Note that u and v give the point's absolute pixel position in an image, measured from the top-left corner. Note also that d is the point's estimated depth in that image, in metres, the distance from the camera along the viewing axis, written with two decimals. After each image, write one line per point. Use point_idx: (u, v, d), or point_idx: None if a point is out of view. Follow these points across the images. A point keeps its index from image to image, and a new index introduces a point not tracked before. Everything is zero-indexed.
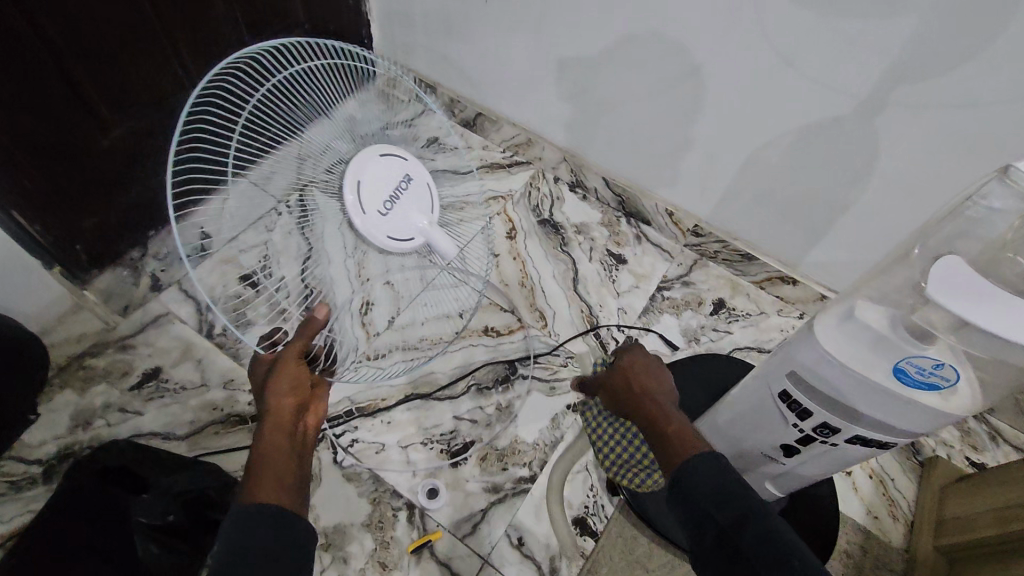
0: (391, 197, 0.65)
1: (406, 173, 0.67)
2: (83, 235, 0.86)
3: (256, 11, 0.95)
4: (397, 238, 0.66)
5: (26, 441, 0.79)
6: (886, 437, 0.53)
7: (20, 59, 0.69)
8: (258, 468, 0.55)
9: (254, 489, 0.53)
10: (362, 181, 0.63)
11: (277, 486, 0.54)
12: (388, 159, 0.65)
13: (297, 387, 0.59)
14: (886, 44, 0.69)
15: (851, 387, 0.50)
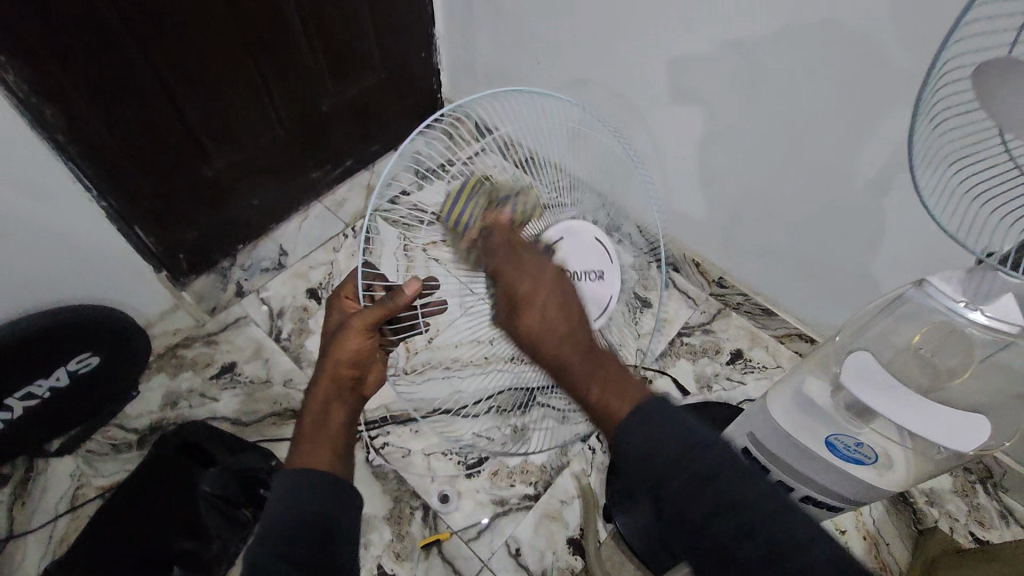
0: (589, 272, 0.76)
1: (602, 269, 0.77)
2: (184, 245, 1.03)
3: (337, 62, 1.10)
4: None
5: (128, 412, 0.97)
6: (833, 501, 0.59)
7: (148, 107, 0.83)
8: (307, 427, 0.64)
9: (306, 454, 0.60)
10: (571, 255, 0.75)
11: (327, 453, 0.61)
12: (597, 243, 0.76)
13: (359, 350, 0.67)
14: (891, 132, 0.74)
15: (803, 457, 0.57)
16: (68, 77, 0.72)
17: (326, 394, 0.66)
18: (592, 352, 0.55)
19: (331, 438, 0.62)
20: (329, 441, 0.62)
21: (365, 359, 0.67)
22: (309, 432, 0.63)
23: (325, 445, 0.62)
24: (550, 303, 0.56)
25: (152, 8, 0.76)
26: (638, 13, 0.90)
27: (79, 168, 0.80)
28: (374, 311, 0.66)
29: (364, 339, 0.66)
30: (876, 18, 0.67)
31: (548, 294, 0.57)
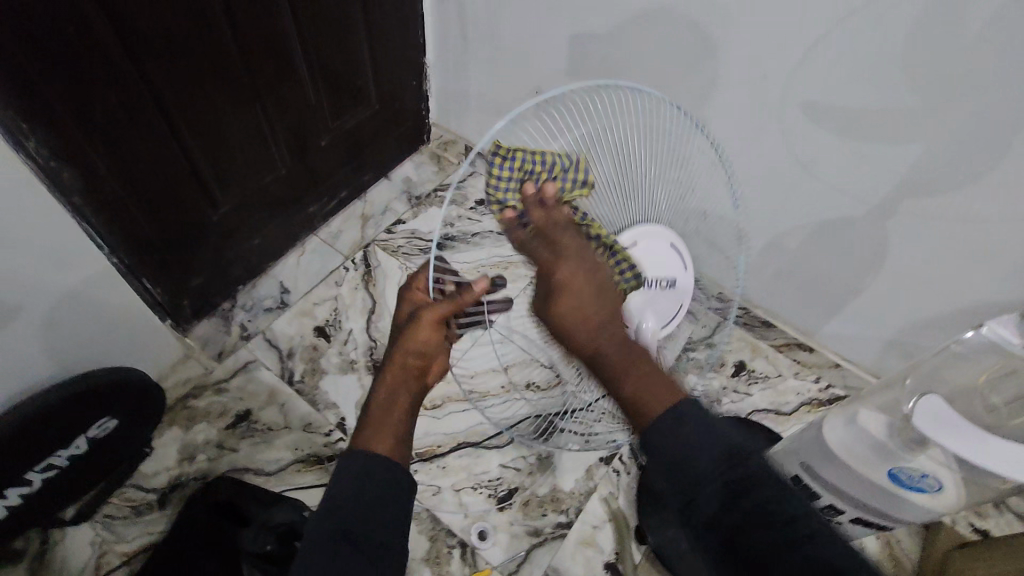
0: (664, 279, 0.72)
1: (674, 278, 0.73)
2: (191, 292, 1.01)
3: (339, 98, 1.09)
4: (631, 317, 0.70)
5: (144, 471, 0.95)
6: (884, 519, 0.65)
7: (156, 154, 0.82)
8: (375, 409, 0.66)
9: (373, 435, 0.63)
10: (644, 244, 0.70)
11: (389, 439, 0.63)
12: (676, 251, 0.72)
13: (428, 341, 0.65)
14: (893, 163, 0.80)
15: (860, 485, 0.62)
16: (89, 141, 0.73)
17: (392, 380, 0.67)
18: (629, 346, 0.61)
19: (394, 427, 0.64)
20: (392, 430, 0.64)
21: (433, 351, 0.66)
22: (373, 417, 0.65)
23: (388, 435, 0.63)
24: (586, 289, 0.62)
25: (170, 67, 0.76)
26: (645, 49, 0.93)
27: (92, 227, 0.80)
28: (443, 304, 0.63)
29: (433, 329, 0.64)
30: (880, 62, 0.73)
31: (586, 283, 0.62)
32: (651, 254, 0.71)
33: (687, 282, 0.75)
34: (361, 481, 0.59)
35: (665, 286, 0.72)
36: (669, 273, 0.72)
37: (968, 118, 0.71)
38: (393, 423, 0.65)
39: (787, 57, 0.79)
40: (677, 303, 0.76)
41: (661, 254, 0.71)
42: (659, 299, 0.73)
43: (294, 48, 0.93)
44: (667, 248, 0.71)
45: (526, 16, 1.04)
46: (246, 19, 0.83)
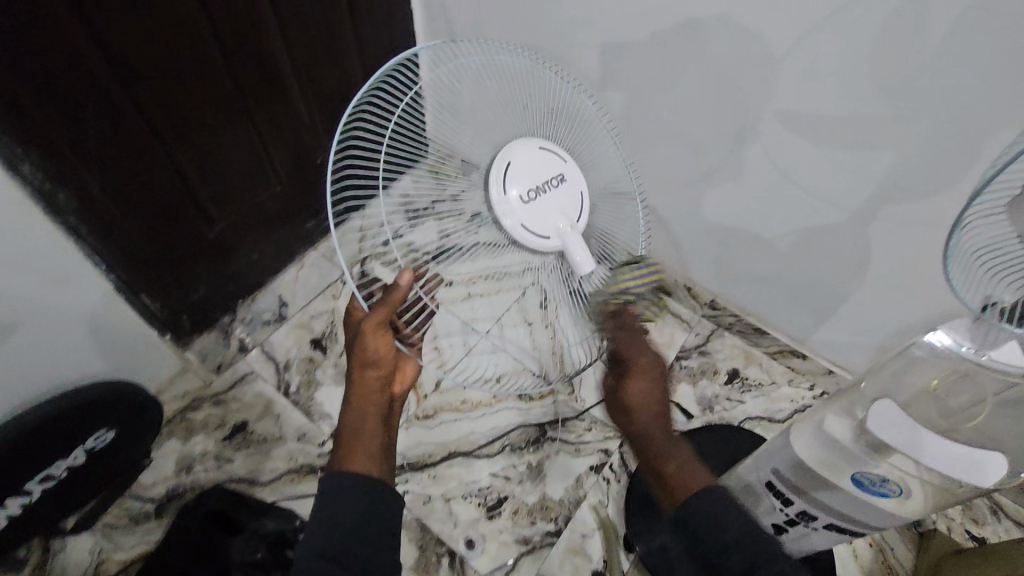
0: (537, 187, 0.66)
1: (561, 174, 0.68)
2: (190, 306, 1.04)
3: (333, 117, 1.13)
4: (530, 230, 0.65)
5: (142, 481, 0.98)
6: (857, 526, 0.65)
7: (150, 173, 0.86)
8: (348, 430, 0.66)
9: (348, 459, 0.64)
10: (508, 159, 0.65)
11: (365, 458, 0.64)
12: (546, 152, 0.67)
13: (381, 351, 0.66)
14: (868, 170, 0.80)
15: (827, 490, 0.64)
16: (81, 162, 0.77)
17: (360, 398, 0.68)
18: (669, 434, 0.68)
19: (369, 441, 0.66)
20: (367, 446, 0.65)
21: (389, 360, 0.67)
22: (347, 440, 0.65)
23: (363, 451, 0.65)
24: (642, 394, 0.68)
25: (160, 91, 0.81)
26: (627, 63, 0.95)
27: (90, 246, 0.83)
28: (379, 311, 0.63)
29: (381, 339, 0.65)
30: (850, 70, 0.74)
31: (644, 390, 0.68)
32: (523, 164, 0.66)
33: (574, 173, 0.70)
34: (340, 496, 0.61)
35: (554, 186, 0.67)
36: (552, 170, 0.67)
37: (938, 126, 0.72)
38: (368, 439, 0.66)
39: (762, 67, 0.81)
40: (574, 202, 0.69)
41: (534, 160, 0.67)
42: (557, 203, 0.67)
43: (285, 70, 0.97)
44: (540, 152, 0.67)
45: (513, 32, 1.07)
46: (235, 45, 0.87)
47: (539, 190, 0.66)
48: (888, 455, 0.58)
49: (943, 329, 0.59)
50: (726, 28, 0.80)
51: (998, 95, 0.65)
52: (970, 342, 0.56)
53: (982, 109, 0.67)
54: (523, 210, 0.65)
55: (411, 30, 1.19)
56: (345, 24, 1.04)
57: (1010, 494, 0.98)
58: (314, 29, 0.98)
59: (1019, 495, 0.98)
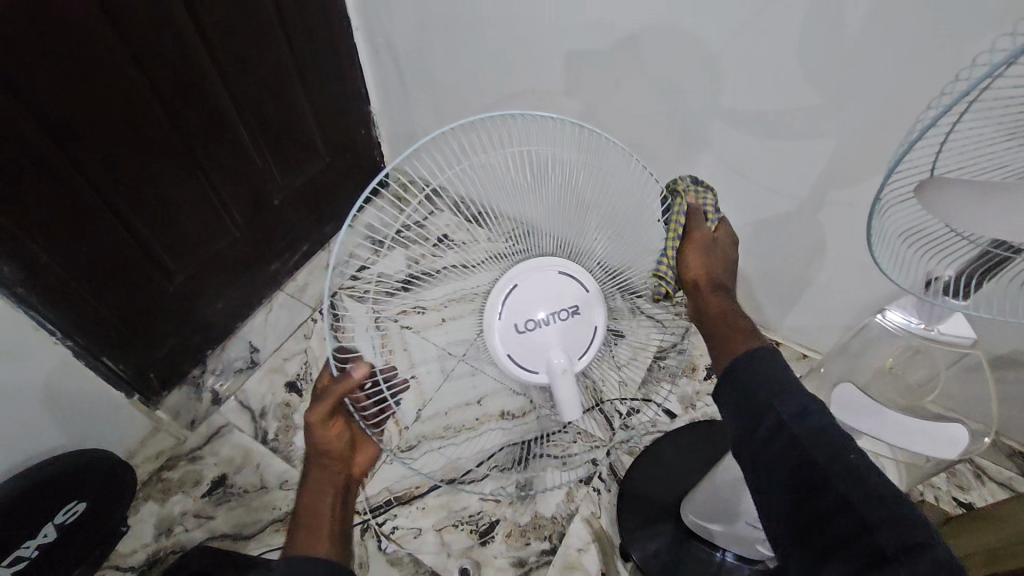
0: (549, 313, 0.65)
1: (576, 303, 0.66)
2: (155, 364, 1.02)
3: (286, 157, 1.12)
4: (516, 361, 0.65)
5: (121, 551, 0.95)
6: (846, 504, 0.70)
7: (95, 233, 0.84)
8: (307, 511, 0.67)
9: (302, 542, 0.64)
10: (514, 283, 0.64)
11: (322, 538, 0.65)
12: (565, 276, 0.65)
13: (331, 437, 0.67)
14: (811, 157, 0.82)
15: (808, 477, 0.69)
16: (25, 232, 0.75)
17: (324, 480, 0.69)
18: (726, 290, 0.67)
19: (326, 528, 0.66)
20: (325, 527, 0.66)
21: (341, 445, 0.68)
22: (303, 523, 0.67)
23: (319, 538, 0.65)
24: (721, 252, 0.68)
25: (100, 151, 0.80)
26: (572, 74, 0.97)
27: (43, 315, 0.81)
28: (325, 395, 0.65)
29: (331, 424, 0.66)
30: (778, 63, 0.76)
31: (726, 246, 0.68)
32: (546, 283, 0.65)
33: (593, 307, 0.67)
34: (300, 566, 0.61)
35: (564, 316, 0.65)
36: (567, 301, 0.66)
37: (868, 109, 0.74)
38: (320, 524, 0.66)
39: (697, 67, 0.83)
40: (594, 325, 0.68)
41: (554, 279, 0.65)
42: (571, 332, 0.66)
43: (231, 115, 0.97)
44: (561, 269, 0.66)
45: (457, 55, 1.08)
46: (175, 95, 0.87)
47: (537, 323, 0.65)
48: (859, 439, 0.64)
49: (891, 309, 0.60)
50: (660, 33, 0.82)
51: (923, 73, 0.68)
52: (918, 318, 0.58)
53: (910, 87, 0.69)
54: (516, 341, 0.65)
55: (356, 62, 1.20)
56: (287, 63, 1.04)
57: (989, 455, 1.00)
58: (254, 70, 0.98)
59: (998, 456, 0.99)
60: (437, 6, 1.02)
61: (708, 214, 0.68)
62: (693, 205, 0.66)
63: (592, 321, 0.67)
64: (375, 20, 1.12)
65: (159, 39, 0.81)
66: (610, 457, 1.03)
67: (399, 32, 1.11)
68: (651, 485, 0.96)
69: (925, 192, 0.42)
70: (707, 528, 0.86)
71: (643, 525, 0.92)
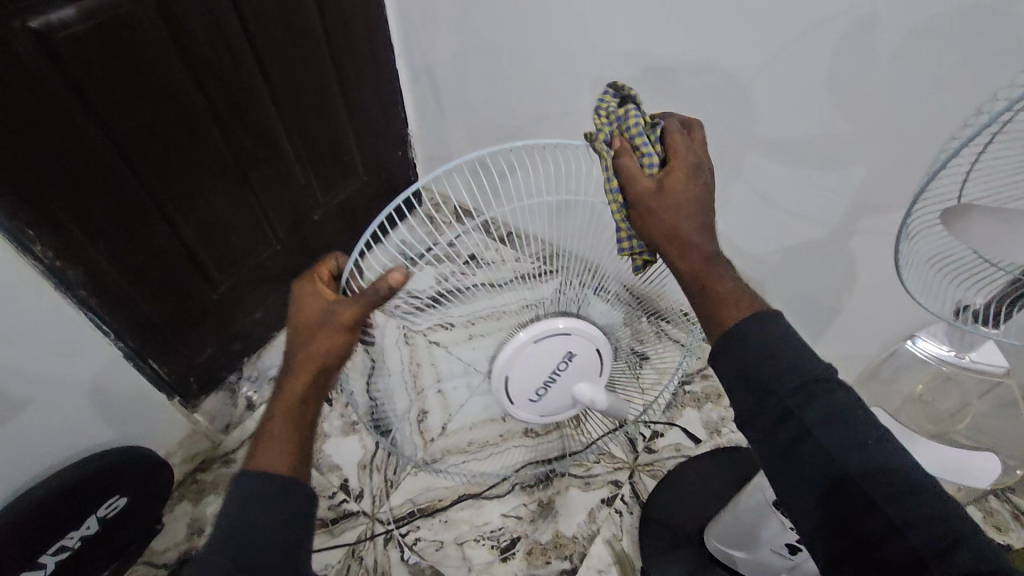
0: (549, 375, 0.71)
1: (567, 349, 0.70)
2: (196, 368, 1.06)
3: (327, 175, 1.18)
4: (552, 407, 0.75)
5: (155, 548, 0.98)
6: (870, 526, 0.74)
7: (151, 242, 0.89)
8: (280, 406, 0.59)
9: (266, 450, 0.57)
10: (505, 374, 0.69)
11: (283, 456, 0.57)
12: (543, 342, 0.67)
13: (336, 345, 0.58)
14: (840, 186, 0.83)
15: None
16: (89, 238, 0.81)
17: (305, 379, 0.59)
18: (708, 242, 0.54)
19: (289, 436, 0.58)
20: (286, 443, 0.57)
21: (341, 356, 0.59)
22: (272, 426, 0.58)
23: (284, 451, 0.57)
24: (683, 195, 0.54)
25: (161, 164, 0.85)
26: (605, 104, 1.00)
27: (100, 316, 0.87)
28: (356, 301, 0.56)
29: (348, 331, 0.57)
30: (807, 95, 0.78)
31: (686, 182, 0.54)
32: (526, 359, 0.68)
33: (584, 342, 0.70)
34: (255, 507, 0.53)
35: (564, 366, 0.71)
36: (560, 354, 0.70)
37: (899, 141, 0.75)
38: (290, 431, 0.58)
39: (728, 98, 0.85)
40: (598, 344, 0.71)
41: (531, 353, 0.68)
42: (577, 364, 0.72)
43: (279, 134, 1.03)
44: (532, 338, 0.67)
45: (494, 82, 1.13)
46: (230, 117, 0.93)
47: (547, 383, 0.71)
48: None
49: (920, 338, 0.62)
50: (692, 67, 0.86)
51: (953, 105, 0.69)
52: (950, 347, 0.60)
53: (941, 118, 0.70)
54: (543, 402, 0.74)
55: (397, 88, 1.26)
56: (333, 87, 1.10)
57: None
58: (303, 95, 1.04)
59: None
60: (477, 36, 1.08)
61: (638, 141, 0.55)
62: (619, 146, 0.55)
63: (592, 344, 0.70)
64: (416, 49, 1.18)
65: (220, 63, 0.88)
66: (633, 479, 1.03)
67: (439, 60, 1.17)
68: (674, 509, 0.95)
69: (951, 217, 0.43)
70: (732, 555, 0.85)
71: (666, 550, 0.91)
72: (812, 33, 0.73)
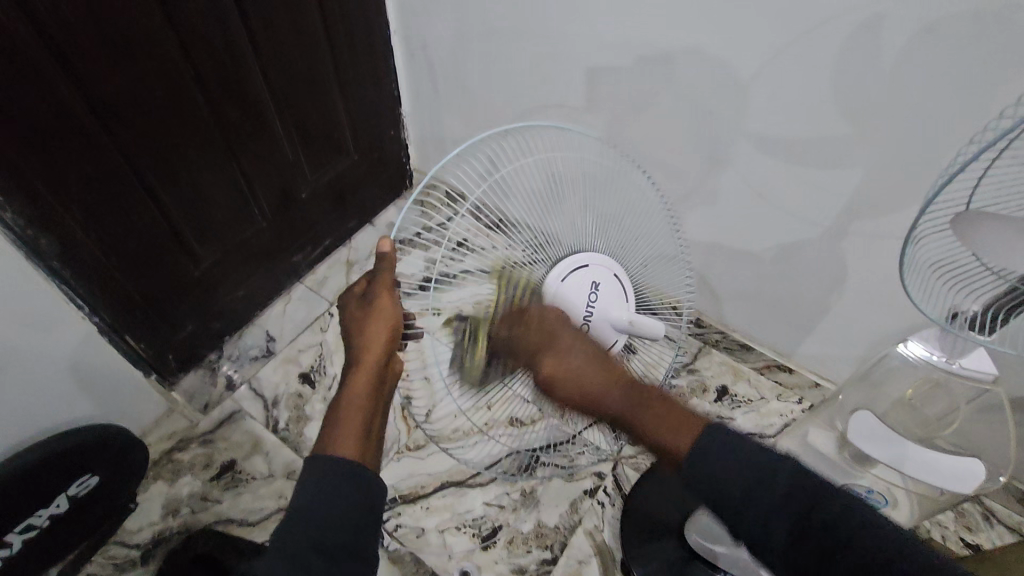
0: (586, 306, 0.71)
1: (593, 279, 0.72)
2: (175, 346, 1.04)
3: (317, 152, 1.15)
4: (604, 338, 0.73)
5: (128, 527, 0.96)
6: None
7: (130, 213, 0.86)
8: (346, 398, 0.65)
9: (337, 434, 0.63)
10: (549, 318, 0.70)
11: (353, 440, 0.63)
12: (568, 281, 0.70)
13: (384, 332, 0.63)
14: (837, 188, 0.83)
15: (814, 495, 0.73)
16: (64, 207, 0.77)
17: (363, 372, 0.64)
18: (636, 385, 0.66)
19: (356, 422, 0.64)
20: (352, 429, 0.63)
21: (390, 345, 0.64)
22: (340, 420, 0.64)
23: (353, 437, 0.63)
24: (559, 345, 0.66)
25: (142, 132, 0.82)
26: (603, 91, 0.99)
27: (73, 289, 0.83)
28: (387, 281, 0.64)
29: (388, 315, 0.63)
30: (809, 94, 0.78)
31: (561, 368, 0.64)
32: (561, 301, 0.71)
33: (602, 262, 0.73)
34: (323, 487, 0.58)
35: (594, 297, 0.72)
36: (587, 283, 0.71)
37: (898, 145, 0.75)
38: (359, 419, 0.64)
39: (730, 92, 0.84)
40: (613, 268, 0.74)
41: (563, 293, 0.70)
42: (604, 297, 0.73)
43: (268, 107, 0.99)
44: (558, 276, 0.70)
45: (492, 64, 1.11)
46: (218, 86, 0.89)
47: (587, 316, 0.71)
48: (872, 467, 0.67)
49: (912, 341, 0.63)
50: (695, 60, 0.84)
51: (953, 112, 0.69)
52: (940, 352, 0.60)
53: (941, 125, 0.70)
54: (600, 335, 0.73)
55: (392, 66, 1.23)
56: (327, 64, 1.07)
57: (1000, 499, 0.99)
58: (295, 68, 1.01)
59: (1009, 500, 0.98)
60: (477, 15, 1.05)
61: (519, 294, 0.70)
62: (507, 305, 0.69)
63: (609, 268, 0.74)
64: (412, 26, 1.15)
65: (209, 31, 0.84)
66: (616, 471, 1.03)
67: (434, 40, 1.14)
68: (656, 501, 0.96)
69: (962, 223, 0.43)
70: (712, 550, 0.85)
71: (647, 543, 0.92)
72: (818, 30, 0.72)
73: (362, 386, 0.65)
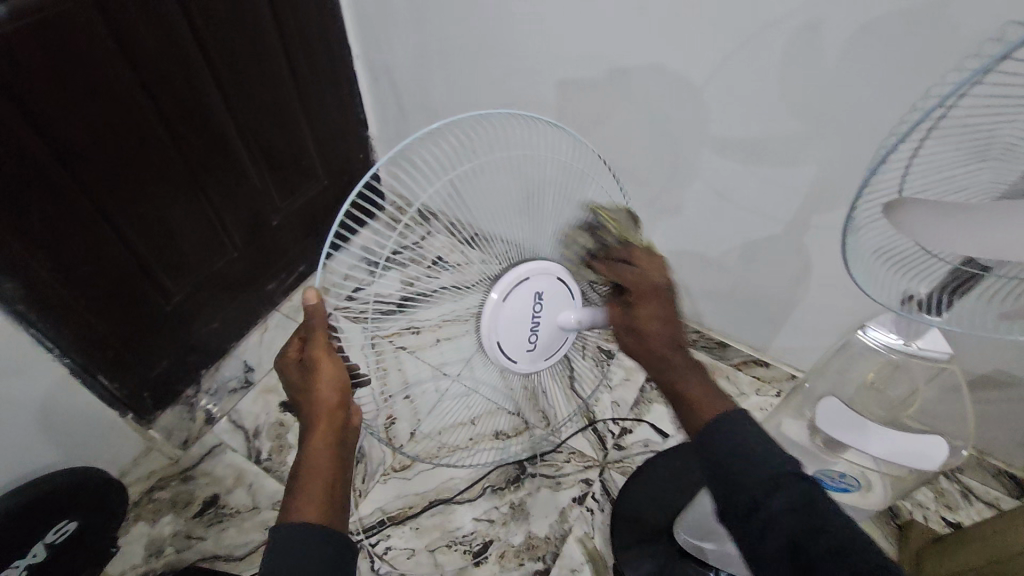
0: (532, 323, 0.69)
1: (537, 292, 0.68)
2: (150, 383, 1.02)
3: (287, 179, 1.15)
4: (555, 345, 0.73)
5: (109, 573, 0.94)
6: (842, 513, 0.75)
7: (95, 250, 0.85)
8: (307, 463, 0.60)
9: (299, 506, 0.58)
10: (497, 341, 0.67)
11: (319, 506, 0.58)
12: (512, 300, 0.66)
13: (333, 385, 0.59)
14: (794, 185, 0.86)
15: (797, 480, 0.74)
16: (27, 248, 0.76)
17: (320, 433, 0.60)
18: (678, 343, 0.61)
19: (321, 485, 0.59)
20: (318, 493, 0.59)
21: (342, 395, 0.60)
22: (299, 486, 0.59)
23: (317, 500, 0.58)
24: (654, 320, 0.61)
25: (103, 168, 0.81)
26: (566, 103, 1.01)
27: (41, 331, 0.82)
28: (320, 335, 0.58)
29: (334, 365, 0.59)
30: (760, 96, 0.81)
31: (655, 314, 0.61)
32: (504, 320, 0.66)
33: (542, 277, 0.68)
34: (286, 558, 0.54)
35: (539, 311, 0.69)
36: (530, 297, 0.67)
37: (847, 141, 0.78)
38: (321, 482, 0.59)
39: (685, 98, 0.87)
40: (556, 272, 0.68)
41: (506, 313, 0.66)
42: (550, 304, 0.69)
43: (233, 137, 0.99)
44: (499, 296, 0.66)
45: (456, 83, 1.12)
46: (180, 118, 0.89)
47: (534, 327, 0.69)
48: (845, 453, 0.68)
49: (870, 328, 0.66)
50: (649, 70, 0.87)
51: (894, 107, 0.72)
52: (898, 335, 0.65)
53: (885, 118, 0.74)
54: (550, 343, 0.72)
55: (357, 89, 1.24)
56: (291, 90, 1.08)
57: (976, 476, 1.02)
58: (258, 96, 1.01)
59: (985, 476, 1.00)
60: (436, 35, 1.07)
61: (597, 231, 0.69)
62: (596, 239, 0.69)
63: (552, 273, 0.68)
64: (373, 49, 1.16)
65: (168, 64, 0.84)
66: (603, 476, 1.03)
67: (398, 63, 1.16)
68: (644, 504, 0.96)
69: (893, 210, 0.46)
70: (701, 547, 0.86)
71: (638, 546, 0.92)
72: (762, 35, 0.75)
73: (323, 448, 0.60)
